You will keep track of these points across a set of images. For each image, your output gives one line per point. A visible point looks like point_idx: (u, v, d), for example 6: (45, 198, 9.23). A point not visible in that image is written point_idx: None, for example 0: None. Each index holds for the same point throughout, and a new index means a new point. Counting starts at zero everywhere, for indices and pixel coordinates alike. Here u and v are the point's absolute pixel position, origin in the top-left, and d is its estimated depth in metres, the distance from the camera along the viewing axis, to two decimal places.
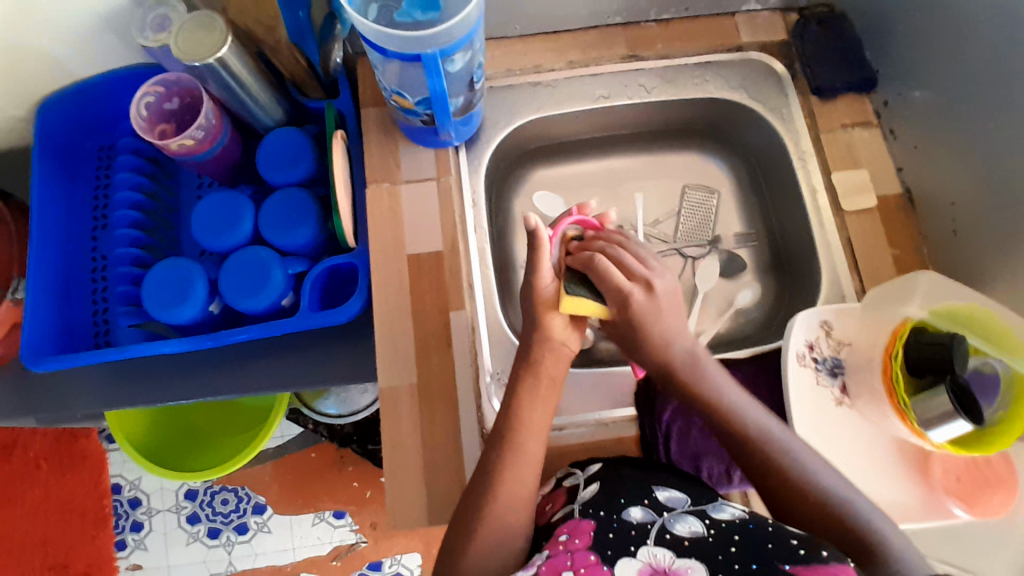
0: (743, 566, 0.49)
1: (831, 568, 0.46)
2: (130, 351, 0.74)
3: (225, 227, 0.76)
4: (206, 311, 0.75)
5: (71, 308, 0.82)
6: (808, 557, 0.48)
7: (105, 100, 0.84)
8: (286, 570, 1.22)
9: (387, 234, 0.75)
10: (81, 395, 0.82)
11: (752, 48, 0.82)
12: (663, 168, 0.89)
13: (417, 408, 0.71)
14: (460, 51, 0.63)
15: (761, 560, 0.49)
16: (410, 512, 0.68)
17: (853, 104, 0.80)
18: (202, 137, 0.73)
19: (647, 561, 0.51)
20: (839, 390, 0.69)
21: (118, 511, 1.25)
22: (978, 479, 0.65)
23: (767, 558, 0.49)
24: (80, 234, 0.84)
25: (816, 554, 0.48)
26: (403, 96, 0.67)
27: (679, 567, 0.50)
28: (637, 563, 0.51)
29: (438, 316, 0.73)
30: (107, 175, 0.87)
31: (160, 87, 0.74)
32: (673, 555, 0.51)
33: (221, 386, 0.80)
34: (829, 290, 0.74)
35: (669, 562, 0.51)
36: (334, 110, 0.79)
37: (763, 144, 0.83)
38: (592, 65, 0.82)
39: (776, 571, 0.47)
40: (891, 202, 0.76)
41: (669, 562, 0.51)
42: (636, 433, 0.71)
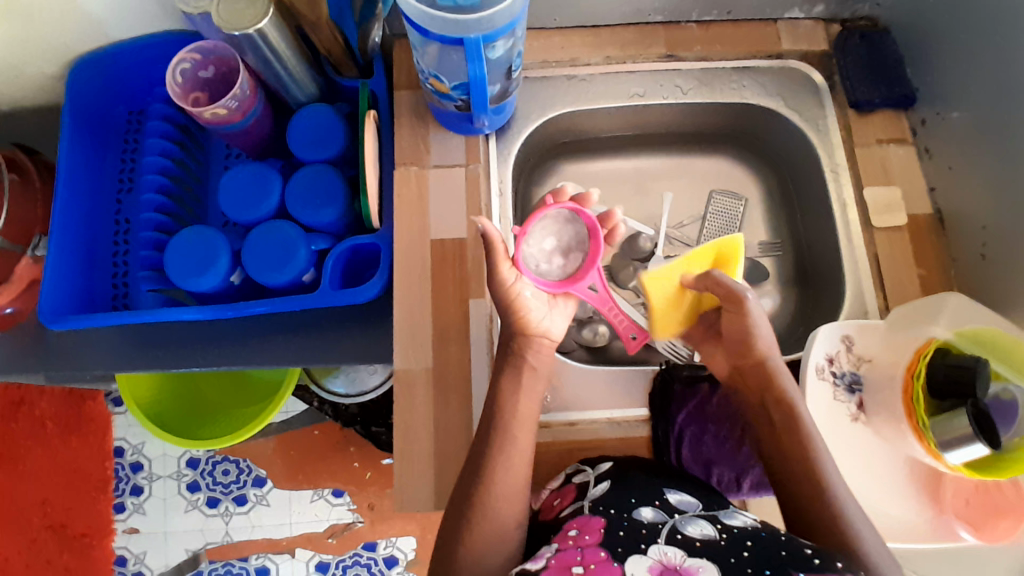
0: (755, 570, 0.48)
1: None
2: (149, 316, 0.74)
3: (252, 199, 0.76)
4: (227, 281, 0.75)
5: (91, 269, 0.82)
6: (821, 566, 0.47)
7: (139, 65, 0.84)
8: (282, 544, 1.23)
9: (412, 217, 0.75)
10: (95, 356, 0.82)
11: (792, 56, 0.81)
12: (692, 172, 0.88)
13: (431, 394, 0.71)
14: (502, 39, 0.62)
15: (773, 566, 0.48)
16: (417, 496, 0.68)
17: (890, 120, 0.79)
18: (236, 107, 0.73)
19: (658, 558, 0.50)
20: (856, 406, 0.69)
21: (120, 474, 1.26)
22: (986, 504, 0.65)
23: (780, 564, 0.48)
24: (105, 196, 0.84)
25: (830, 564, 0.47)
26: (440, 80, 0.67)
27: (691, 565, 0.49)
28: (648, 560, 0.50)
29: (458, 303, 0.73)
30: (135, 140, 0.87)
31: (197, 55, 0.74)
32: (685, 554, 0.50)
33: (235, 357, 0.80)
34: (852, 306, 0.74)
35: (680, 560, 0.50)
36: (368, 90, 0.78)
37: (796, 155, 0.83)
38: (630, 62, 0.81)
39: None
40: (921, 222, 0.76)
41: (681, 560, 0.50)
42: (648, 433, 0.71)
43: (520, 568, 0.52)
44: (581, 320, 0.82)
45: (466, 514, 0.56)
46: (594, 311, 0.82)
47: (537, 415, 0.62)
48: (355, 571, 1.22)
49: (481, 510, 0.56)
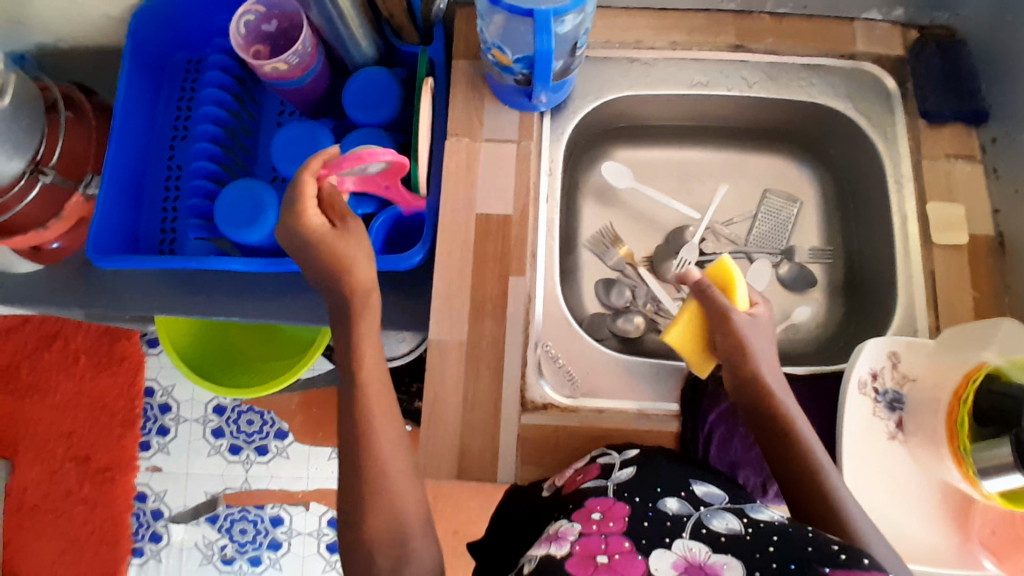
0: (780, 565, 0.47)
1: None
2: (193, 263, 0.75)
3: (303, 157, 0.76)
4: (273, 237, 0.76)
5: (141, 211, 0.83)
6: (849, 562, 0.46)
7: (203, 13, 0.84)
8: (297, 497, 1.26)
9: (458, 190, 0.75)
10: (139, 298, 0.84)
11: (865, 58, 0.78)
12: (747, 168, 0.86)
13: (463, 367, 0.71)
14: (573, 13, 0.61)
15: (800, 560, 0.47)
16: (440, 465, 0.69)
17: (959, 135, 0.76)
18: (296, 63, 0.73)
19: (682, 554, 0.50)
20: (894, 424, 0.68)
21: (147, 414, 1.30)
22: (1014, 537, 0.64)
23: (805, 559, 0.47)
24: (160, 142, 0.86)
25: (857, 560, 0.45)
26: (503, 52, 0.66)
27: (715, 563, 0.49)
28: (671, 555, 0.50)
29: (498, 279, 0.73)
30: (191, 87, 0.87)
31: (261, 7, 0.74)
32: (709, 550, 0.50)
33: (276, 311, 0.82)
34: (903, 321, 0.72)
35: (704, 557, 0.50)
36: (427, 57, 0.78)
37: (858, 162, 0.80)
38: (695, 49, 0.79)
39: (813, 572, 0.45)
40: (979, 245, 0.73)
41: (705, 557, 0.50)
42: (676, 430, 0.71)
43: (543, 552, 0.52)
44: (617, 309, 0.82)
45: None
46: (632, 302, 0.82)
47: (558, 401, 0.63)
48: None
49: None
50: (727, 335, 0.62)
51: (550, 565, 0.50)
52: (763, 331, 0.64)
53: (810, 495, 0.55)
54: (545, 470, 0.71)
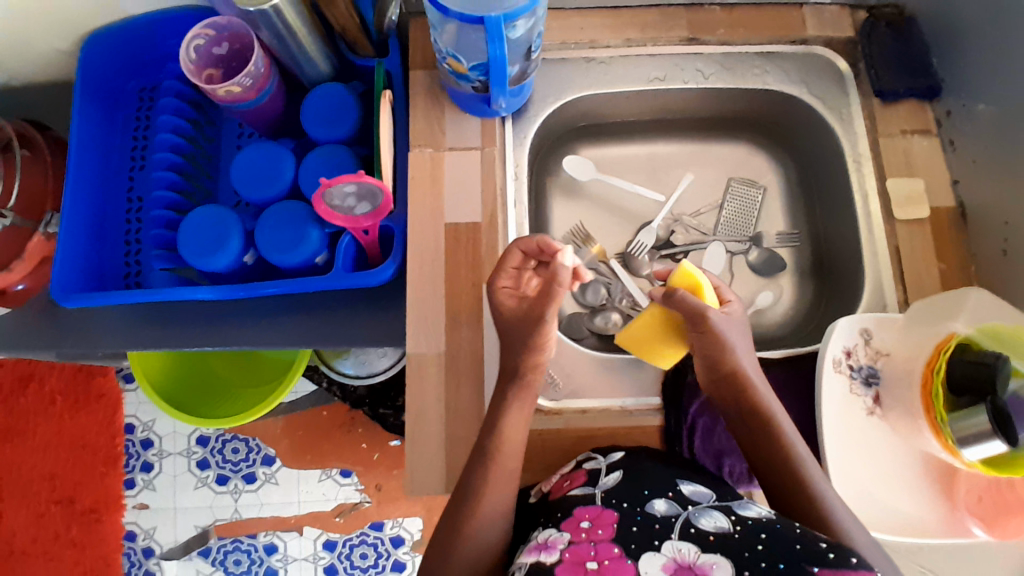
0: (771, 565, 0.48)
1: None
2: (159, 295, 0.74)
3: (264, 178, 0.75)
4: (239, 262, 0.75)
5: (103, 245, 0.81)
6: (837, 561, 0.48)
7: (153, 41, 0.83)
8: (290, 522, 1.24)
9: (426, 201, 0.74)
10: (106, 335, 0.82)
11: (816, 42, 0.79)
12: (711, 159, 0.87)
13: (443, 379, 0.70)
14: (523, 18, 0.61)
15: (789, 560, 0.49)
16: (428, 479, 0.68)
17: (913, 111, 0.77)
18: (249, 85, 0.72)
19: (672, 556, 0.51)
20: (871, 400, 0.68)
21: (129, 451, 1.27)
22: (1000, 502, 0.64)
23: (794, 559, 0.49)
24: (116, 174, 0.83)
25: (845, 560, 0.47)
26: (458, 60, 0.66)
27: (705, 563, 0.50)
28: (662, 558, 0.51)
29: (472, 288, 0.73)
30: (146, 116, 0.85)
31: (211, 30, 0.73)
32: (698, 551, 0.51)
33: (249, 337, 0.80)
34: (871, 298, 0.73)
35: (693, 557, 0.51)
36: (384, 70, 0.77)
37: (818, 144, 0.81)
38: (650, 45, 0.80)
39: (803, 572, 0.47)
40: (942, 216, 0.74)
41: (694, 557, 0.51)
42: (660, 423, 0.71)
43: (533, 559, 0.54)
44: (594, 308, 0.82)
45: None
46: (608, 299, 0.82)
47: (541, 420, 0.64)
48: (361, 550, 1.23)
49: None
50: (702, 335, 0.63)
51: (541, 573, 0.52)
52: (737, 326, 0.65)
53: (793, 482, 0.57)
54: (534, 473, 0.71)
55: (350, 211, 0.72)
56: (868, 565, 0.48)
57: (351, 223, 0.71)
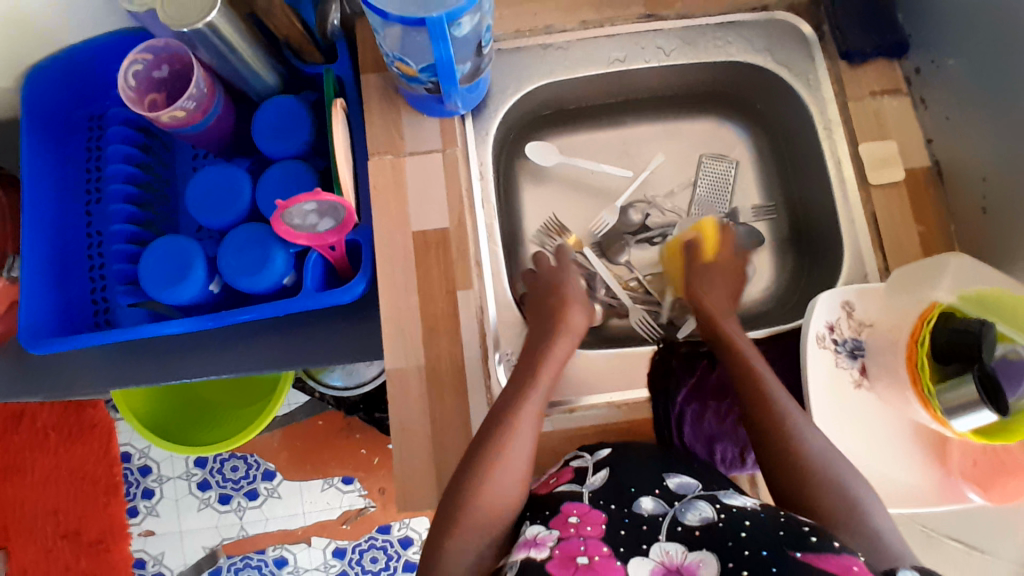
0: (754, 553, 0.49)
1: (841, 557, 0.46)
2: (128, 333, 0.72)
3: (221, 203, 0.73)
4: (206, 290, 0.73)
5: (68, 285, 0.79)
6: (819, 545, 0.48)
7: (96, 69, 0.80)
8: (297, 534, 1.24)
9: (391, 209, 0.72)
10: (82, 375, 0.80)
11: (777, 8, 0.77)
12: (681, 135, 0.85)
13: (425, 392, 0.69)
14: (467, 15, 0.58)
15: (772, 545, 0.49)
16: (420, 493, 0.67)
17: (882, 70, 0.75)
18: (194, 108, 0.69)
19: (660, 560, 0.51)
20: (858, 372, 0.67)
21: (129, 479, 1.26)
22: (996, 465, 0.63)
23: (777, 544, 0.49)
24: (74, 209, 0.81)
25: (827, 542, 0.48)
26: (406, 63, 0.63)
27: (691, 562, 0.50)
28: (650, 563, 0.51)
29: (446, 295, 0.71)
30: (98, 147, 0.83)
31: (147, 54, 0.70)
32: (685, 550, 0.52)
33: (226, 364, 0.79)
34: (851, 268, 0.72)
35: (681, 559, 0.51)
36: (333, 76, 0.75)
37: (787, 112, 0.79)
38: (608, 25, 0.77)
39: (785, 556, 0.48)
40: (918, 176, 0.73)
41: (682, 559, 0.51)
42: (648, 414, 0.69)
43: (523, 556, 0.52)
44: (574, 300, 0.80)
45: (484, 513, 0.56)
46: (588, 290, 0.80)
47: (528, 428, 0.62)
48: (371, 554, 1.24)
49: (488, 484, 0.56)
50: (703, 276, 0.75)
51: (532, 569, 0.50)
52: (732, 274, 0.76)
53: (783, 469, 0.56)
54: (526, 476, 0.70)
55: (313, 229, 0.70)
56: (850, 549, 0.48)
57: (316, 241, 0.70)
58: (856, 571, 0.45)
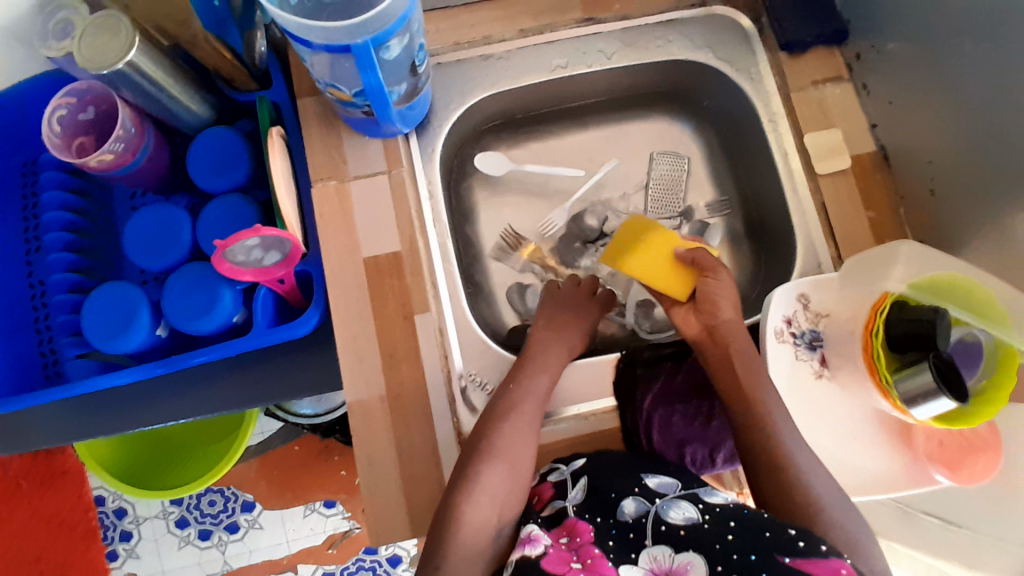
0: (743, 556, 0.49)
1: (829, 561, 0.46)
2: (76, 388, 0.69)
3: (162, 245, 0.70)
4: (154, 336, 0.70)
5: (13, 342, 0.76)
6: (807, 550, 0.48)
7: (21, 113, 0.77)
8: (283, 563, 1.22)
9: (339, 237, 0.70)
10: (36, 432, 0.77)
11: (715, 2, 0.77)
12: (629, 136, 0.84)
13: (390, 421, 0.68)
14: (395, 37, 0.57)
15: (761, 548, 0.49)
16: (392, 524, 0.66)
17: (824, 58, 0.75)
18: (123, 149, 0.67)
19: (649, 566, 0.52)
20: (818, 363, 0.68)
21: (105, 523, 1.23)
22: (962, 445, 0.63)
23: (766, 547, 0.49)
24: (13, 260, 0.78)
25: (816, 547, 0.47)
26: (338, 89, 0.62)
27: (680, 564, 0.51)
28: (639, 570, 0.51)
29: (403, 320, 0.69)
30: (33, 194, 0.79)
31: (71, 98, 0.67)
32: (672, 552, 0.52)
33: (184, 408, 0.76)
34: (805, 259, 0.72)
35: (669, 561, 0.51)
36: (267, 105, 0.73)
37: (732, 106, 0.79)
38: (547, 32, 0.76)
39: (775, 563, 0.47)
40: (865, 161, 0.73)
41: (670, 561, 0.51)
42: (617, 424, 0.69)
43: (517, 555, 0.53)
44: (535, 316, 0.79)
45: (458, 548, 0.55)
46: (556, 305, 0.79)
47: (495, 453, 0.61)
48: None
49: (463, 515, 0.55)
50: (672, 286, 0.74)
51: (527, 566, 0.51)
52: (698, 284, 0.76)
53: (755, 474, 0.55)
54: None
55: (259, 263, 0.68)
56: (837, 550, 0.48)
57: (266, 275, 0.68)
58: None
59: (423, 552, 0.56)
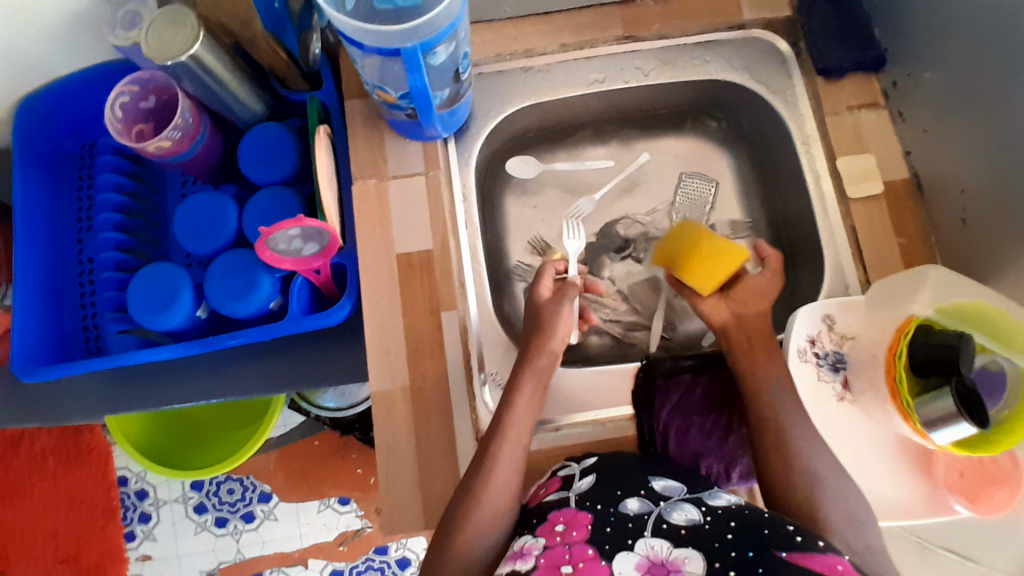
0: (740, 552, 0.49)
1: (825, 557, 0.48)
2: (116, 361, 0.72)
3: (208, 230, 0.74)
4: (194, 316, 0.73)
5: (59, 313, 0.80)
6: (804, 544, 0.49)
7: (87, 98, 0.82)
8: (294, 556, 1.23)
9: (375, 234, 0.73)
10: (73, 403, 0.80)
11: (754, 26, 0.78)
12: (659, 153, 0.85)
13: (411, 413, 0.69)
14: (443, 44, 0.59)
15: (758, 546, 0.50)
16: (406, 515, 0.67)
17: (859, 84, 0.76)
18: (180, 137, 0.70)
19: (645, 554, 0.51)
20: (841, 385, 0.68)
21: (126, 503, 1.26)
22: (983, 476, 0.63)
23: (763, 544, 0.50)
24: (66, 237, 0.82)
25: (812, 543, 0.49)
26: (386, 91, 0.64)
27: (677, 559, 0.50)
28: (635, 557, 0.51)
29: (431, 316, 0.71)
30: (90, 175, 0.84)
31: (134, 86, 0.71)
32: (671, 545, 0.51)
33: (214, 389, 0.79)
34: (833, 282, 0.72)
35: (666, 553, 0.51)
36: (317, 103, 0.76)
37: (767, 128, 0.80)
38: (587, 48, 0.79)
39: (772, 556, 0.48)
40: (898, 187, 0.73)
41: (666, 553, 0.51)
42: (633, 432, 0.70)
43: (508, 569, 0.53)
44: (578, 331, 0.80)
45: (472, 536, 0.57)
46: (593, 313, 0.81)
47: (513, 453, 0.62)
48: None
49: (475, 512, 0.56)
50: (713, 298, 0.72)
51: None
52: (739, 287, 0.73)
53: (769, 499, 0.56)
54: None
55: (298, 252, 0.71)
56: (834, 548, 0.50)
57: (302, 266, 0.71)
58: (842, 571, 0.46)
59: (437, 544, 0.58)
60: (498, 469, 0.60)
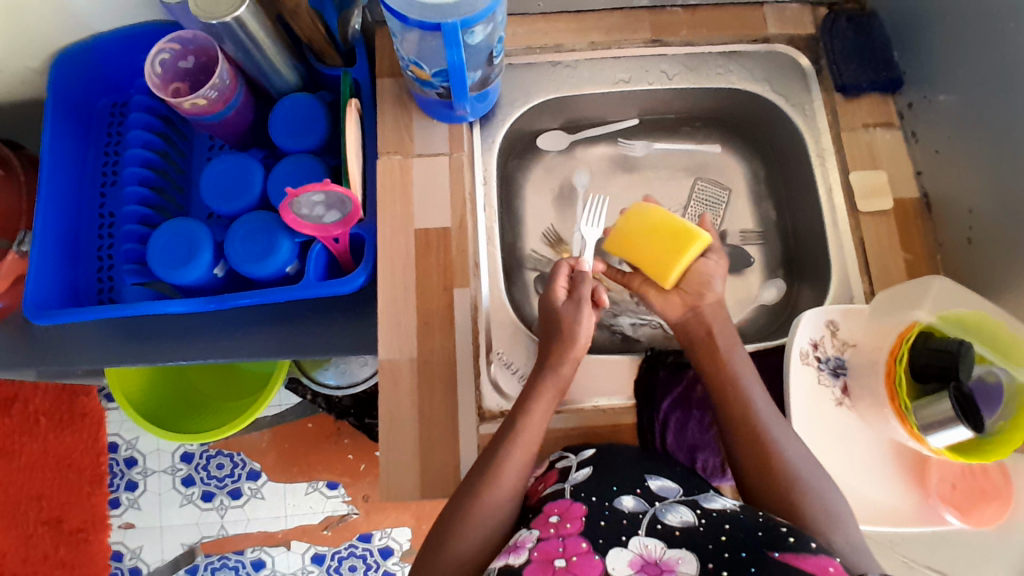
0: (733, 554, 0.49)
1: (818, 558, 0.47)
2: (131, 309, 0.73)
3: (233, 190, 0.75)
4: (211, 274, 0.75)
5: (75, 264, 0.81)
6: (796, 545, 0.49)
7: (124, 57, 0.84)
8: (277, 537, 1.22)
9: (395, 208, 0.75)
10: (80, 352, 0.80)
11: (778, 41, 0.81)
12: (678, 157, 0.87)
13: (417, 385, 0.70)
14: (481, 24, 0.61)
15: (750, 547, 0.49)
16: (403, 486, 0.68)
17: (876, 104, 0.79)
18: (215, 97, 0.72)
19: (639, 552, 0.51)
20: (840, 391, 0.69)
21: (114, 469, 1.25)
22: (973, 488, 0.65)
23: (757, 545, 0.49)
24: (89, 189, 0.83)
25: (805, 543, 0.48)
26: (420, 67, 0.67)
27: (670, 559, 0.50)
28: (629, 554, 0.51)
29: (443, 293, 0.73)
30: (118, 132, 0.86)
31: (175, 44, 0.73)
32: (665, 546, 0.51)
33: (222, 349, 0.80)
34: (839, 290, 0.74)
35: (660, 553, 0.51)
36: (351, 78, 0.78)
37: (783, 140, 0.83)
38: (616, 47, 0.81)
39: (765, 558, 0.48)
40: (907, 206, 0.75)
41: (660, 553, 0.51)
42: (633, 420, 0.71)
43: (501, 563, 0.52)
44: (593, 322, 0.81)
45: (469, 501, 0.58)
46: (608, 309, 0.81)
47: (513, 433, 0.62)
48: (350, 562, 1.21)
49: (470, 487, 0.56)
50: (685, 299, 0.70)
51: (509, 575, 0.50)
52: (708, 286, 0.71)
53: (762, 489, 0.57)
54: None
55: (319, 219, 0.72)
56: (826, 548, 0.49)
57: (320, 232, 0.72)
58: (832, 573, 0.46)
59: (435, 526, 0.59)
60: (504, 451, 0.61)
